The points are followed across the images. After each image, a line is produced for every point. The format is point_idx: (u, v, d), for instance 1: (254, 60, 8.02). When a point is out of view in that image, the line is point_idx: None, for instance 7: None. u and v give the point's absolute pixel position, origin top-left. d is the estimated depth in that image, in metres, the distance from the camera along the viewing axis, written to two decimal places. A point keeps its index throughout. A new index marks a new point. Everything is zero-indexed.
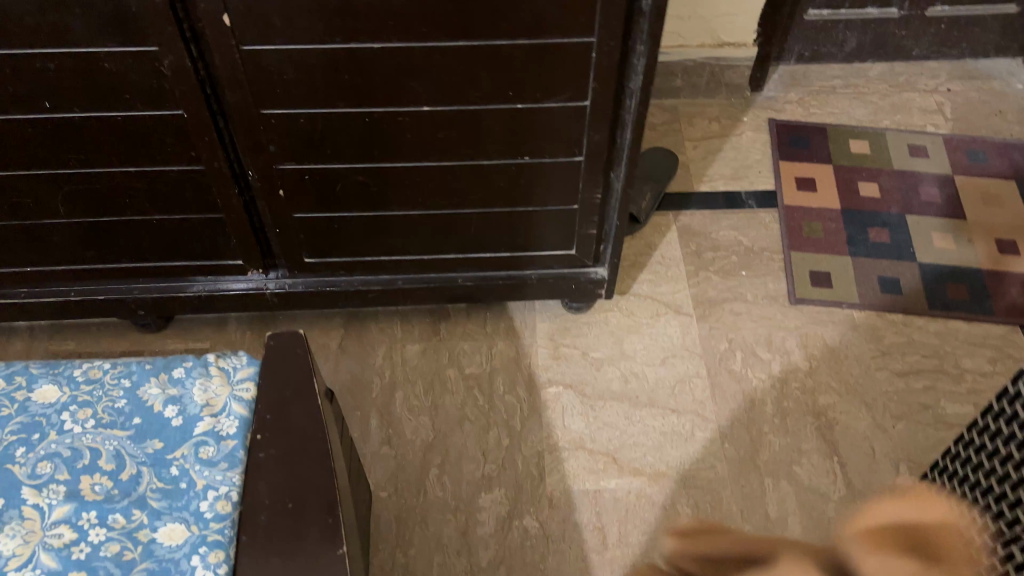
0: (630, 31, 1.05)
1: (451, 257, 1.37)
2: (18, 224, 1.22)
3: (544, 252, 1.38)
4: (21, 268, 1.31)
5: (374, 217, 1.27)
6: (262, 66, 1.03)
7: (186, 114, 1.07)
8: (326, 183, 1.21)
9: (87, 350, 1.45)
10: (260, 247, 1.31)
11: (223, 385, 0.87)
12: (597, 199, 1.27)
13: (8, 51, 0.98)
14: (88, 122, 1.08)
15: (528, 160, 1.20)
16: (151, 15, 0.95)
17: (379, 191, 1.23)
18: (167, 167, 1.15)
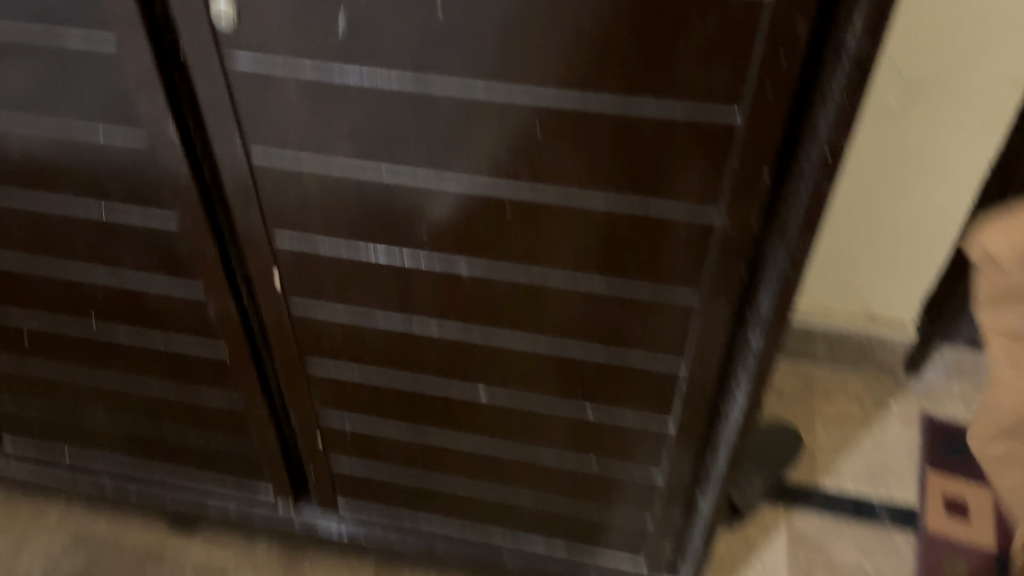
0: (731, 364, 0.87)
1: (500, 536, 1.18)
2: (66, 410, 1.18)
3: (609, 554, 1.16)
4: (62, 450, 1.26)
5: (417, 482, 1.12)
6: (310, 328, 0.94)
7: (228, 355, 0.99)
8: (367, 440, 1.07)
9: (117, 536, 1.37)
10: (293, 479, 1.19)
11: None
12: (675, 518, 1.05)
13: (64, 267, 0.95)
14: (135, 336, 1.02)
15: (596, 464, 1.02)
16: (198, 263, 0.89)
17: (424, 458, 1.08)
18: (209, 389, 1.07)
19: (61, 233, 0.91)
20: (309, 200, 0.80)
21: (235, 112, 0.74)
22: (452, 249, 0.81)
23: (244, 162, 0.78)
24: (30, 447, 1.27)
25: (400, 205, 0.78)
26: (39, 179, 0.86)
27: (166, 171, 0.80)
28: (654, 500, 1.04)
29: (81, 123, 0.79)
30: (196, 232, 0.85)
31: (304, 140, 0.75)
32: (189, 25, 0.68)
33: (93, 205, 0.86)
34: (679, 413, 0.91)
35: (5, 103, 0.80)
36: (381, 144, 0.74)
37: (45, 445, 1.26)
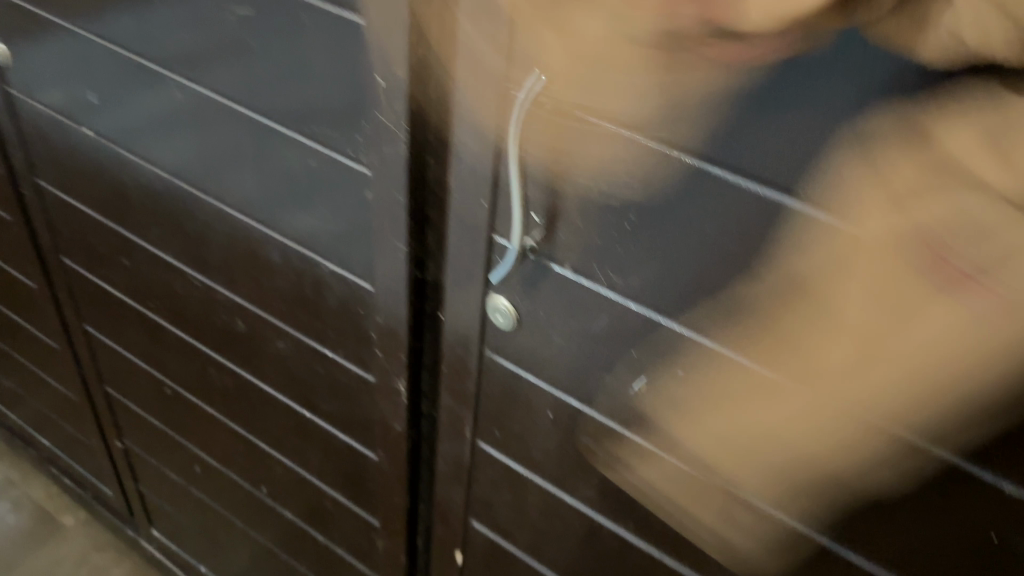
0: None
1: None
2: (204, 499, 1.07)
3: None
4: (193, 525, 1.16)
5: None
6: (489, 554, 0.72)
7: (381, 530, 0.81)
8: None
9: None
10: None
11: None
12: None
13: (241, 373, 0.82)
14: (286, 468, 0.88)
15: None
16: (383, 428, 0.71)
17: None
18: (343, 552, 0.90)
19: (248, 342, 0.78)
20: (536, 433, 0.60)
21: (482, 309, 0.56)
22: (703, 566, 0.56)
23: (475, 357, 0.60)
24: (163, 508, 1.19)
25: (653, 491, 0.56)
26: (241, 286, 0.73)
27: (379, 331, 0.64)
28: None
29: (303, 249, 0.64)
30: (391, 403, 0.68)
31: (556, 369, 0.55)
32: (462, 198, 0.52)
33: (288, 328, 0.72)
34: None
35: (229, 199, 0.67)
36: (656, 423, 0.51)
37: (176, 513, 1.17)
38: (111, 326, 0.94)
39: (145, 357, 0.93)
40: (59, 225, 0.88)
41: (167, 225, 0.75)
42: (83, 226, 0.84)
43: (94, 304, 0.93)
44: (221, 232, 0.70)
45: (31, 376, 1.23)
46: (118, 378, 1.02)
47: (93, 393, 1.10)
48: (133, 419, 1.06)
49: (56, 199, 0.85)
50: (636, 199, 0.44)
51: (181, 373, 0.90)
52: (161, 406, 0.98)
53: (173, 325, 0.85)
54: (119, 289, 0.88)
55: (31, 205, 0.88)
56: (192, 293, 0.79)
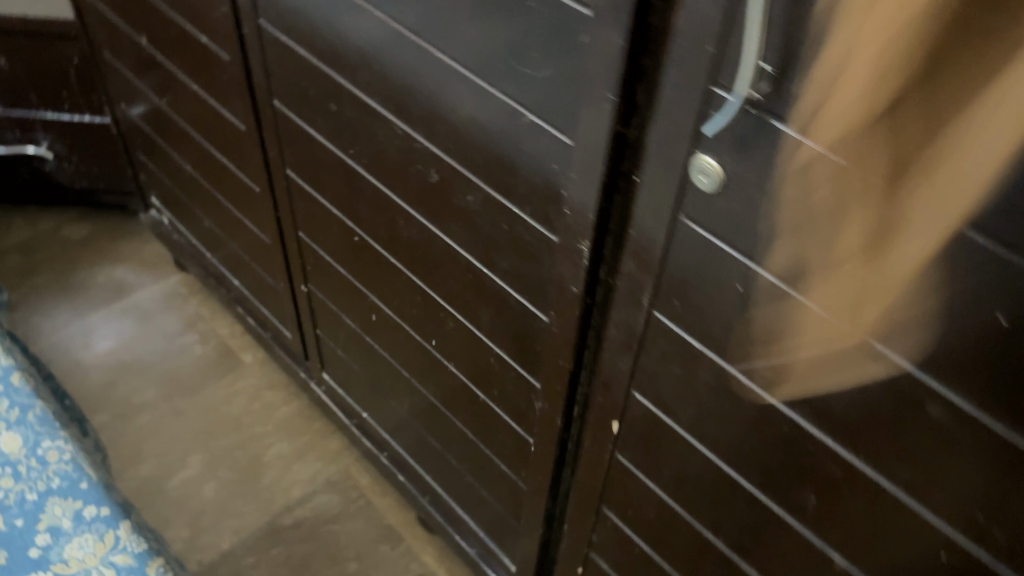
0: None
1: None
2: (376, 344, 1.14)
3: None
4: (361, 369, 1.24)
5: None
6: (647, 427, 0.73)
7: (541, 391, 0.84)
8: (636, 560, 0.86)
9: (372, 498, 1.41)
10: (542, 535, 1.03)
11: None
12: None
13: (427, 225, 0.85)
14: (457, 323, 0.91)
15: None
16: (557, 290, 0.72)
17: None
18: (500, 411, 0.94)
19: (438, 194, 0.80)
20: (720, 307, 0.59)
21: (684, 168, 0.55)
22: (883, 460, 0.54)
23: (668, 222, 0.58)
24: (337, 353, 1.28)
25: (839, 379, 0.54)
26: (438, 136, 0.75)
27: (570, 189, 0.63)
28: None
29: (505, 98, 0.65)
30: (570, 265, 0.68)
31: (755, 238, 0.53)
32: (684, 43, 0.49)
33: (478, 182, 0.73)
34: None
35: (442, 44, 0.68)
36: (862, 299, 0.49)
37: (348, 359, 1.26)
38: (310, 171, 0.99)
39: (338, 204, 0.99)
40: (274, 67, 0.93)
41: (377, 68, 0.77)
42: (297, 68, 0.89)
43: (296, 147, 0.99)
44: (429, 79, 0.72)
45: (231, 219, 1.34)
46: (310, 223, 1.08)
47: (287, 237, 1.18)
48: (318, 265, 1.14)
49: (274, 39, 0.89)
50: (886, 50, 0.41)
51: (368, 222, 0.95)
52: (347, 253, 1.04)
53: (368, 172, 0.89)
54: (321, 133, 0.92)
55: (252, 45, 0.94)
56: (390, 141, 0.82)
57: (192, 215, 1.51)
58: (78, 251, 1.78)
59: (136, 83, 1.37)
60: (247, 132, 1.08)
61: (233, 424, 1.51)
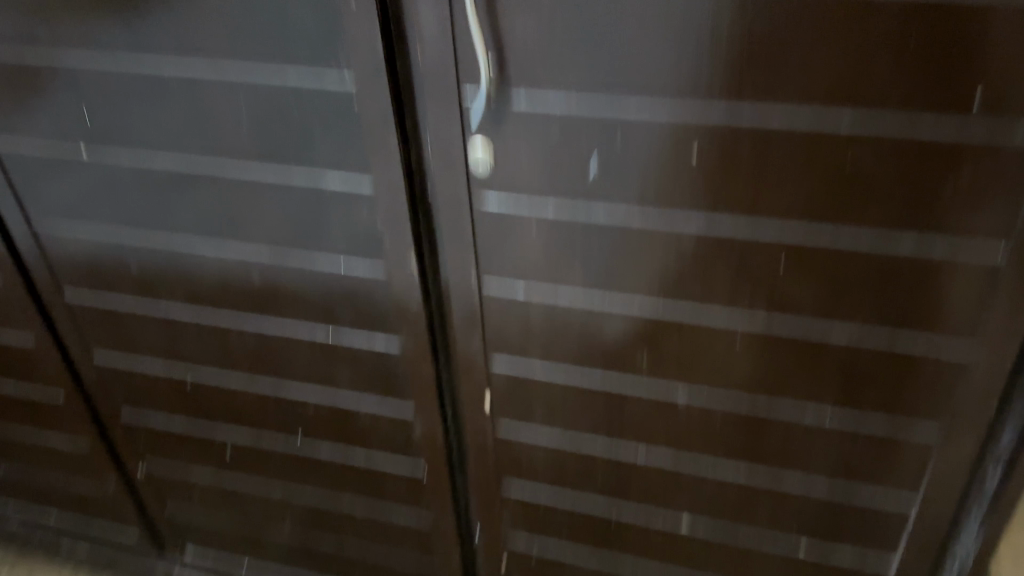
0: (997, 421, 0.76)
1: None
2: (234, 486, 1.18)
3: None
4: (227, 527, 1.25)
5: (601, 563, 1.03)
6: (515, 384, 0.90)
7: (416, 414, 0.98)
8: (546, 513, 1.01)
9: None
10: (461, 558, 1.12)
11: None
12: None
13: (263, 326, 0.96)
14: (316, 403, 1.02)
15: (812, 550, 0.91)
16: (400, 311, 0.88)
17: (607, 540, 1.01)
18: (383, 460, 1.05)
19: (267, 286, 0.92)
20: (526, 249, 0.79)
21: (464, 160, 0.74)
22: (673, 297, 0.77)
23: (467, 209, 0.77)
24: (195, 522, 1.27)
25: (623, 256, 0.76)
26: (253, 239, 0.89)
27: (384, 223, 0.81)
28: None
29: (304, 176, 0.81)
30: (404, 282, 0.85)
31: (530, 187, 0.74)
32: (430, 71, 0.70)
33: (301, 258, 0.88)
34: (929, 480, 0.80)
35: (234, 158, 0.83)
36: (614, 187, 0.71)
37: (210, 520, 1.25)
38: (123, 342, 1.05)
39: (160, 358, 1.05)
40: (60, 260, 0.99)
41: (177, 210, 0.90)
42: (87, 251, 0.97)
43: (98, 327, 1.05)
44: (229, 194, 0.86)
45: (28, 451, 1.29)
46: (133, 397, 1.12)
47: (107, 429, 1.19)
48: (152, 438, 1.17)
49: (53, 233, 0.97)
50: (560, 18, 0.64)
51: (199, 359, 1.03)
52: (182, 405, 1.10)
53: (189, 308, 0.98)
54: (127, 297, 1.00)
55: (28, 249, 1.00)
56: (204, 267, 0.93)
57: None
58: None
59: None
60: (35, 346, 1.10)
61: None
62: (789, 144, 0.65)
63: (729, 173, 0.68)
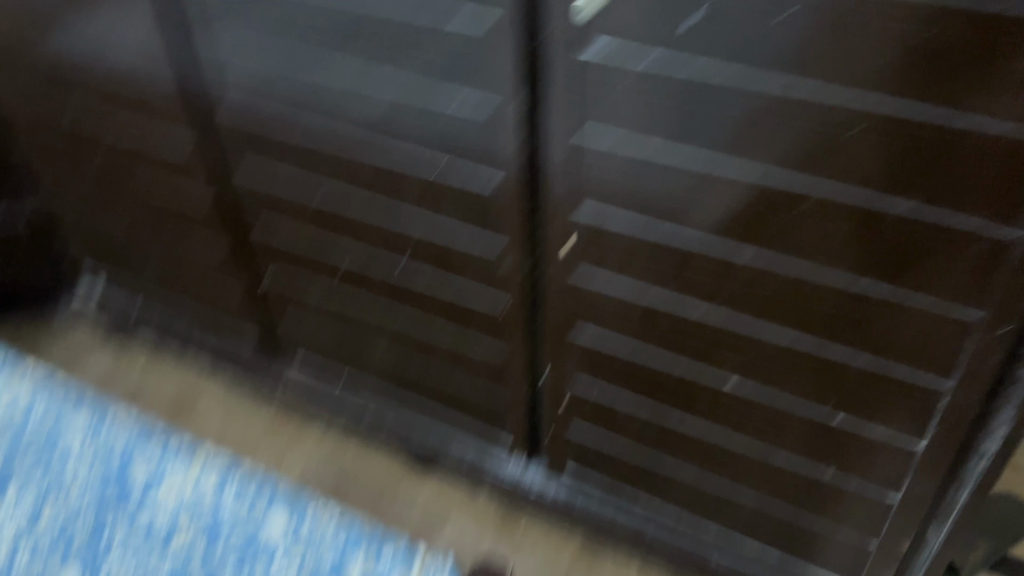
0: None
1: (718, 486, 1.17)
2: (340, 305, 1.34)
3: (836, 530, 1.12)
4: (332, 342, 1.42)
5: (653, 411, 1.14)
6: (594, 231, 1.00)
7: (506, 251, 1.09)
8: (608, 359, 1.12)
9: (363, 467, 1.59)
10: (529, 393, 1.26)
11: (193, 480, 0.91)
12: (925, 489, 0.99)
13: (382, 155, 1.08)
14: (420, 233, 1.15)
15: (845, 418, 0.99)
16: (504, 151, 0.98)
17: (660, 391, 1.11)
18: (472, 293, 1.18)
19: (390, 118, 1.04)
20: (622, 99, 0.87)
21: (570, 10, 0.82)
22: (748, 159, 0.84)
23: (574, 54, 0.86)
24: (306, 336, 1.45)
25: (708, 113, 0.83)
26: (378, 74, 0.99)
27: (499, 64, 0.90)
28: (904, 474, 1.00)
29: (435, 13, 0.90)
30: (509, 123, 0.95)
31: (632, 37, 0.82)
32: None
33: (421, 95, 0.99)
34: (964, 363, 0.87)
35: None
36: (701, 45, 0.79)
37: (318, 335, 1.43)
38: (263, 161, 1.20)
39: (291, 178, 1.20)
40: (218, 77, 1.13)
41: (318, 39, 1.00)
42: (240, 71, 1.10)
43: (241, 144, 1.19)
44: (365, 28, 0.96)
45: (171, 255, 1.48)
46: (264, 213, 1.27)
47: (240, 241, 1.35)
48: (276, 253, 1.33)
49: (213, 53, 1.10)
50: None
51: (325, 183, 1.17)
52: (305, 225, 1.24)
53: (322, 134, 1.11)
54: (269, 119, 1.14)
55: (186, 70, 1.14)
56: (338, 95, 1.05)
57: (122, 275, 1.62)
58: None
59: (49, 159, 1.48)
60: (191, 156, 1.26)
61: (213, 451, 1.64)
62: (873, 15, 0.69)
63: (813, 38, 0.73)
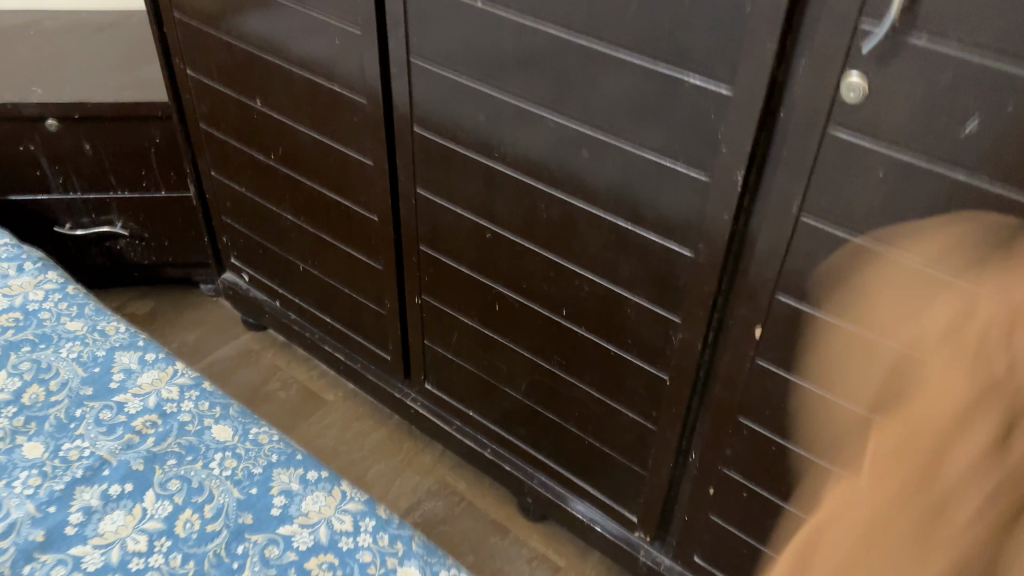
0: None
1: None
2: (490, 336, 1.30)
3: None
4: (472, 371, 1.39)
5: None
6: (793, 324, 0.91)
7: (681, 324, 1.01)
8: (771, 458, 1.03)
9: (474, 500, 1.55)
10: (671, 473, 1.17)
11: (330, 505, 0.95)
12: None
13: (572, 200, 1.03)
14: (592, 285, 1.09)
15: None
16: (708, 222, 0.91)
17: None
18: (633, 357, 1.10)
19: (593, 165, 0.99)
20: (862, 191, 0.78)
21: (833, 90, 0.75)
22: None
23: (818, 137, 0.78)
24: (446, 360, 1.42)
25: None
26: (595, 118, 0.95)
27: (726, 134, 0.84)
28: None
29: (668, 70, 0.85)
30: (722, 195, 0.88)
31: (893, 128, 0.73)
32: None
33: (636, 148, 0.93)
34: None
35: (607, 39, 0.88)
36: (981, 152, 0.70)
37: (459, 362, 1.40)
38: (446, 183, 1.17)
39: (472, 206, 1.17)
40: (421, 94, 1.12)
41: (535, 74, 0.97)
42: (447, 91, 1.08)
43: (431, 164, 1.18)
44: (590, 70, 0.92)
45: (328, 255, 1.48)
46: (436, 233, 1.25)
47: (404, 255, 1.34)
48: (437, 273, 1.30)
49: (426, 69, 1.09)
50: None
51: (504, 216, 1.13)
52: (475, 251, 1.21)
53: (514, 169, 1.08)
54: (465, 145, 1.11)
55: (398, 80, 1.13)
56: (542, 133, 1.01)
57: (274, 265, 1.64)
58: (145, 324, 1.88)
59: (228, 146, 1.50)
60: (373, 166, 1.25)
61: (330, 452, 1.63)
62: None
63: None
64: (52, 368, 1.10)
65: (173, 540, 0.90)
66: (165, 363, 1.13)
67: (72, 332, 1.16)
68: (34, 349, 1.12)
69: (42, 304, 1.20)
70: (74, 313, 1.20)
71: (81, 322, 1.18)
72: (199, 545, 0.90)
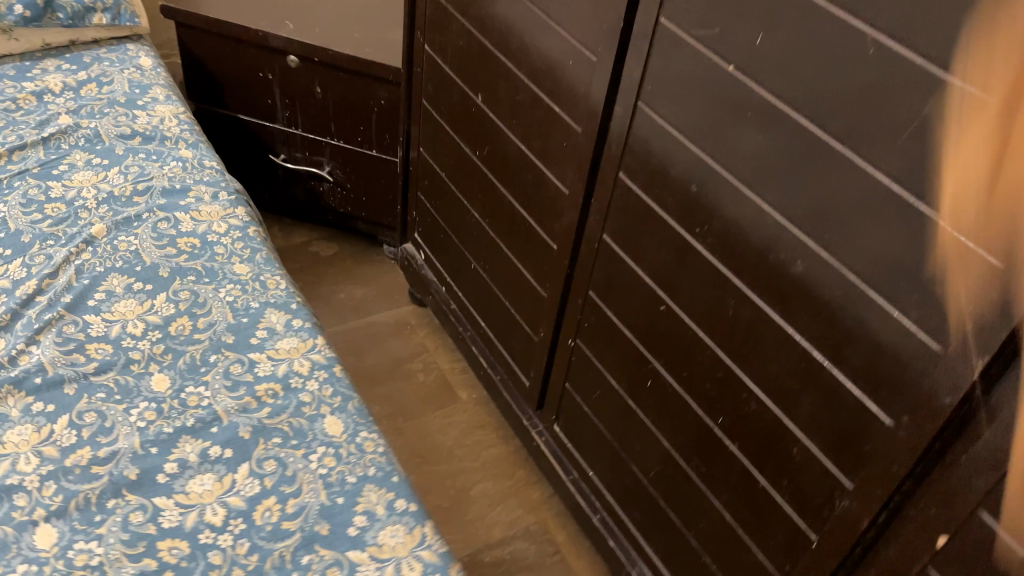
0: None
1: None
2: (633, 409, 1.18)
3: None
4: (604, 433, 1.28)
5: None
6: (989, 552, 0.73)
7: (851, 493, 0.85)
8: None
9: (568, 558, 1.44)
10: None
11: (406, 546, 0.89)
12: None
13: (767, 309, 0.90)
14: (761, 404, 0.95)
15: None
16: (922, 397, 0.75)
17: None
18: (783, 500, 0.95)
19: (804, 282, 0.84)
20: None
21: None
22: None
23: None
24: (583, 413, 1.32)
25: None
26: (823, 233, 0.80)
27: (980, 309, 0.67)
28: None
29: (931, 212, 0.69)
30: (951, 375, 0.71)
31: None
32: None
33: (860, 282, 0.78)
34: None
35: (867, 152, 0.73)
36: None
37: (594, 419, 1.30)
38: (637, 241, 1.07)
39: (656, 273, 1.05)
40: (640, 141, 1.01)
41: (770, 161, 0.84)
42: (666, 148, 0.97)
43: (628, 217, 1.07)
44: (834, 179, 0.77)
45: (502, 264, 1.42)
46: (611, 286, 1.15)
47: (572, 293, 1.25)
48: (600, 324, 1.20)
49: (652, 117, 0.98)
50: None
51: (688, 297, 1.01)
52: (645, 320, 1.10)
53: (713, 252, 0.95)
54: (669, 209, 1.00)
55: (620, 119, 1.03)
56: (756, 226, 0.88)
57: (451, 254, 1.61)
58: (322, 267, 1.92)
59: (441, 128, 1.47)
60: (569, 196, 1.17)
61: (445, 454, 1.58)
62: None
63: None
64: (205, 305, 1.12)
65: (247, 526, 0.88)
66: (308, 335, 1.11)
67: (236, 275, 1.17)
68: (198, 280, 1.15)
69: (220, 238, 1.23)
70: (245, 255, 1.21)
71: (247, 267, 1.19)
72: (269, 542, 0.87)
